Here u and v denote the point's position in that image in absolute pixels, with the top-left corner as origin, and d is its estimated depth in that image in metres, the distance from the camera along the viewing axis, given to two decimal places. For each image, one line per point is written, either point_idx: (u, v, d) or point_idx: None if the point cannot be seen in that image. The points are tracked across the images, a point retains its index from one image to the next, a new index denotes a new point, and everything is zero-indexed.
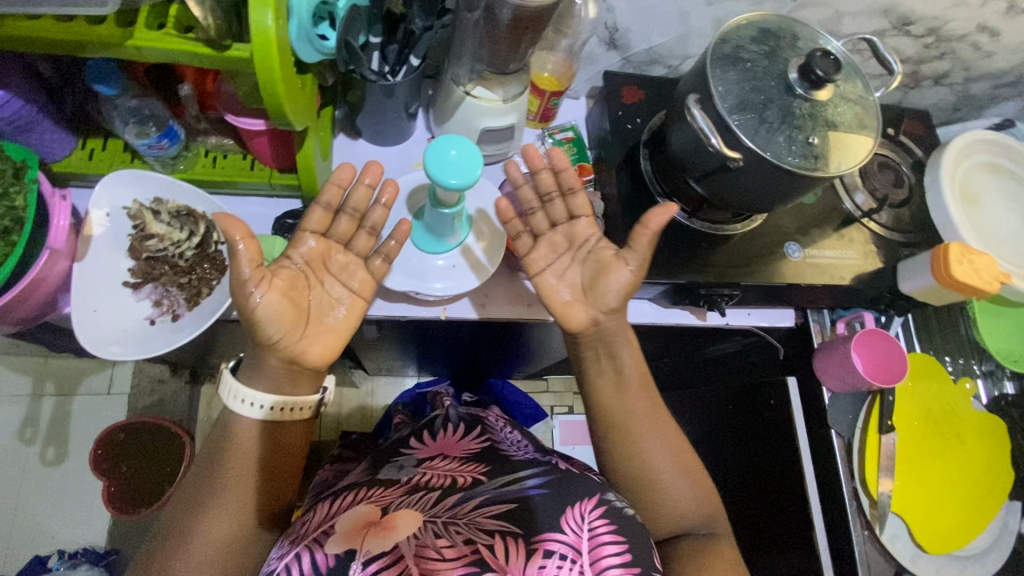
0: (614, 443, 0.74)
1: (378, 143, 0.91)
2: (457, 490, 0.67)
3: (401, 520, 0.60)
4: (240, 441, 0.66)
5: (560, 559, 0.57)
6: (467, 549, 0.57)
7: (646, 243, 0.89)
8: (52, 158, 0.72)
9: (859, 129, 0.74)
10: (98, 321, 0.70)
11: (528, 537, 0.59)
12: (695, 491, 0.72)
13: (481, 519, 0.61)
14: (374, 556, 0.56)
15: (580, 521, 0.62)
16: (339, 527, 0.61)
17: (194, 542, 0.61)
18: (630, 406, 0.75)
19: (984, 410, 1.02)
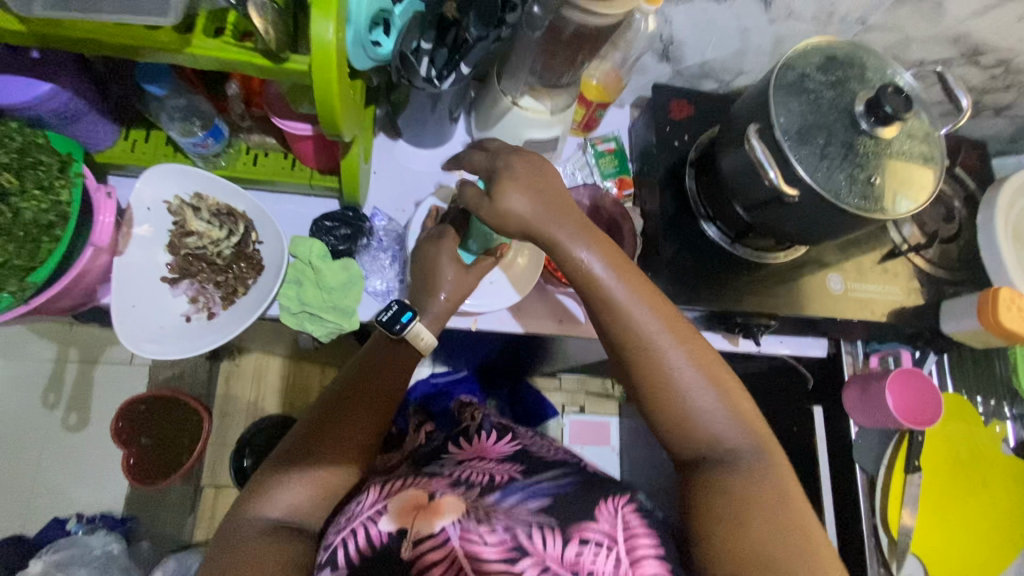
0: (633, 360, 0.62)
1: (416, 144, 0.89)
2: (494, 486, 0.65)
3: (447, 503, 0.61)
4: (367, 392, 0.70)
5: (596, 547, 0.58)
6: (506, 536, 0.58)
7: (684, 265, 0.87)
8: (95, 148, 0.71)
9: (923, 169, 0.71)
10: (135, 315, 0.70)
11: (563, 528, 0.59)
12: (730, 411, 0.61)
13: (519, 511, 0.61)
14: (424, 537, 0.59)
15: (615, 512, 0.62)
16: (390, 504, 0.62)
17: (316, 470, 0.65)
18: (646, 372, 0.62)
19: (1012, 455, 1.00)
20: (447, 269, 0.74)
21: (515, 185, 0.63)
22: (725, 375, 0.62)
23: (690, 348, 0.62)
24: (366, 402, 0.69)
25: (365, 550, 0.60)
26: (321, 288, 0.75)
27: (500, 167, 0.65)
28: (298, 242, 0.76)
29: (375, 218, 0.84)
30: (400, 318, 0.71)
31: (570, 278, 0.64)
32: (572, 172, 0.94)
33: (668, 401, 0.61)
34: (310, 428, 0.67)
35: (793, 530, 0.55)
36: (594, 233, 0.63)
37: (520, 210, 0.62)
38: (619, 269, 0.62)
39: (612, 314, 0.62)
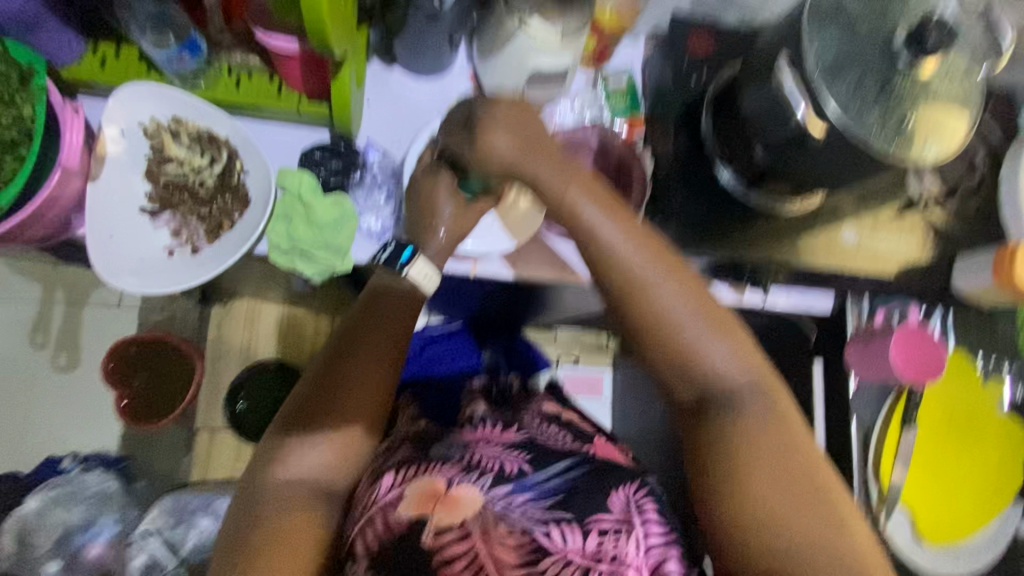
0: (624, 299, 0.60)
1: (412, 71, 0.82)
2: (505, 480, 0.66)
3: (467, 496, 0.64)
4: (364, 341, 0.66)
5: (613, 534, 0.62)
6: (527, 538, 0.61)
7: (694, 212, 0.82)
8: (60, 62, 0.64)
9: (958, 112, 0.66)
10: (115, 248, 0.66)
11: (581, 520, 0.62)
12: (735, 356, 0.60)
13: (533, 509, 0.63)
14: (445, 529, 0.61)
15: (629, 499, 0.66)
16: (410, 492, 0.65)
17: (321, 433, 0.66)
18: (637, 319, 0.60)
19: (1007, 414, 0.99)
20: (447, 204, 0.70)
21: (500, 127, 0.60)
22: (727, 320, 0.61)
23: (681, 289, 0.60)
24: (378, 362, 0.66)
25: (386, 536, 0.63)
26: (311, 224, 0.71)
27: (479, 109, 0.61)
28: (286, 174, 0.71)
29: (369, 150, 0.78)
30: (400, 256, 0.68)
31: (562, 223, 0.62)
32: (581, 109, 0.89)
33: (671, 355, 0.60)
34: (323, 387, 0.65)
35: (806, 474, 0.55)
36: (583, 178, 0.61)
37: (506, 151, 0.60)
38: (608, 208, 0.60)
39: (608, 262, 0.60)
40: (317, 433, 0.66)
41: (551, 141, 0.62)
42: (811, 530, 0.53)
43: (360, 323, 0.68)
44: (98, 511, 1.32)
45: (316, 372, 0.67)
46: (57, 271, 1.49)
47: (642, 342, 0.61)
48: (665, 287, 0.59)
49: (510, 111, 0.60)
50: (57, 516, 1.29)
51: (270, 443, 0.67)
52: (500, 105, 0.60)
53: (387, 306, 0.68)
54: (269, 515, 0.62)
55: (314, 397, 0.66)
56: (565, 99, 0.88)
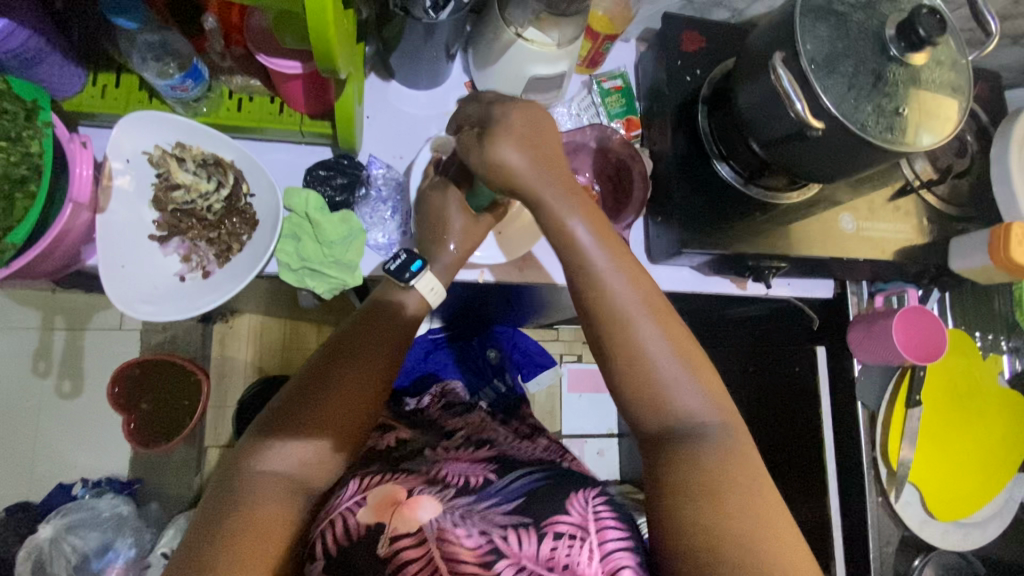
0: (593, 310, 0.60)
1: (411, 84, 0.83)
2: (468, 491, 0.63)
3: (426, 500, 0.60)
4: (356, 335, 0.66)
5: (569, 539, 0.57)
6: (483, 539, 0.57)
7: (696, 208, 0.83)
8: (63, 95, 0.65)
9: (950, 98, 0.68)
10: (127, 276, 0.67)
11: (538, 523, 0.58)
12: (705, 395, 0.59)
13: (495, 513, 0.59)
14: (400, 535, 0.58)
15: (586, 504, 0.60)
16: (371, 497, 0.62)
17: (307, 424, 0.62)
18: (617, 330, 0.59)
19: (1006, 386, 1.03)
20: (456, 219, 0.71)
21: (510, 138, 0.58)
22: (701, 362, 0.60)
23: (657, 318, 0.60)
24: (372, 360, 0.65)
25: (344, 542, 0.59)
26: (320, 242, 0.72)
27: (494, 115, 0.60)
28: (291, 193, 0.72)
29: (372, 165, 0.79)
30: (409, 267, 0.69)
31: (553, 241, 0.62)
32: (577, 114, 0.90)
33: (639, 371, 0.59)
34: (316, 377, 0.64)
35: (769, 529, 0.51)
36: (586, 201, 0.61)
37: (513, 163, 0.58)
38: (605, 239, 0.60)
39: (590, 288, 0.60)
40: (308, 422, 0.62)
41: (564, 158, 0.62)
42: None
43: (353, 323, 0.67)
44: (114, 535, 1.33)
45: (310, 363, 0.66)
46: (57, 298, 1.48)
47: (612, 360, 0.60)
48: (641, 317, 0.59)
49: (523, 127, 0.59)
50: (67, 544, 1.28)
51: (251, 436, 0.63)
52: (514, 113, 0.60)
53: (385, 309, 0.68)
54: (242, 502, 0.57)
55: (303, 388, 0.63)
56: (561, 103, 0.89)
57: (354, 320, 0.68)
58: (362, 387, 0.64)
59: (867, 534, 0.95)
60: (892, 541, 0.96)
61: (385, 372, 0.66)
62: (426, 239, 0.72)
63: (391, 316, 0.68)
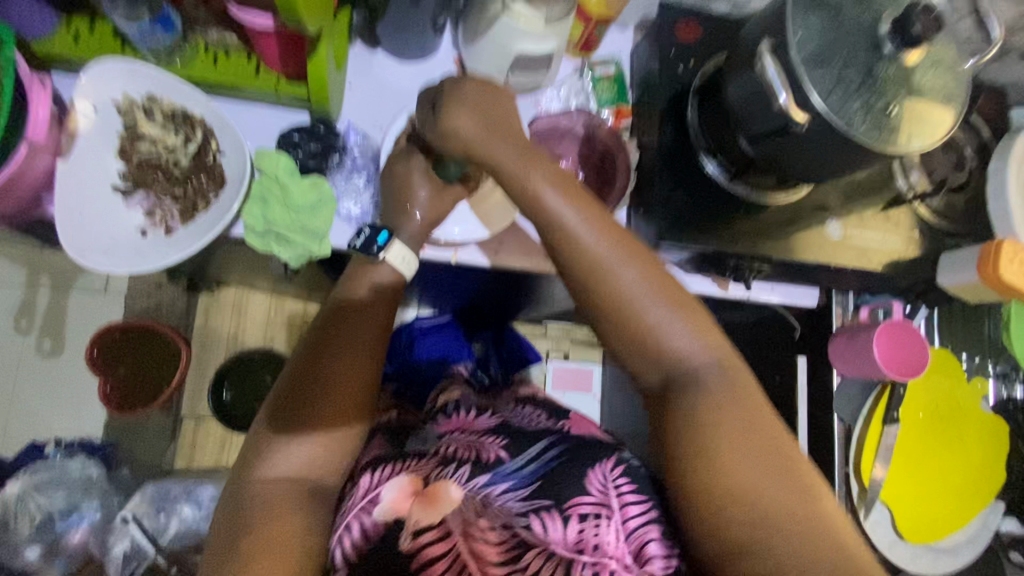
0: (575, 274, 0.59)
1: (397, 54, 0.81)
2: (484, 469, 0.64)
3: (444, 492, 0.60)
4: (334, 326, 0.66)
5: (594, 520, 0.58)
6: (507, 534, 0.58)
7: (679, 202, 0.81)
8: (31, 36, 0.64)
9: (943, 103, 0.65)
10: (85, 227, 0.65)
11: (559, 506, 0.59)
12: (696, 337, 0.58)
13: (512, 502, 0.61)
14: (422, 529, 0.58)
15: (604, 481, 0.61)
16: (386, 495, 0.61)
17: (298, 431, 0.63)
18: (601, 294, 0.58)
19: (989, 411, 1.00)
20: (424, 188, 0.70)
21: (461, 107, 0.60)
22: (689, 305, 0.59)
23: (642, 272, 0.58)
24: (356, 352, 0.65)
25: (364, 544, 0.60)
26: (289, 207, 0.70)
27: (445, 87, 0.62)
28: (263, 155, 0.70)
29: (350, 134, 0.77)
30: (376, 240, 0.67)
31: (527, 214, 0.60)
32: (566, 98, 0.88)
33: (632, 339, 0.58)
34: (302, 380, 0.64)
35: (771, 449, 0.53)
36: (550, 164, 0.60)
37: (465, 131, 0.60)
38: (575, 199, 0.58)
39: (570, 248, 0.58)
40: (298, 430, 0.63)
41: (519, 129, 0.61)
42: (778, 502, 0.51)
43: (332, 314, 0.67)
44: (80, 498, 1.31)
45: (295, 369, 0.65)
46: (43, 256, 1.47)
47: (607, 330, 0.59)
48: (620, 266, 0.58)
49: (475, 91, 0.60)
50: (33, 502, 1.27)
51: (248, 454, 0.64)
52: (467, 87, 0.61)
53: (362, 296, 0.67)
54: (252, 523, 0.58)
55: (291, 395, 0.64)
56: (551, 86, 0.88)
57: (330, 310, 0.67)
58: (342, 383, 0.64)
59: None
60: None
61: (369, 364, 0.66)
62: (396, 210, 0.70)
63: (367, 297, 0.67)
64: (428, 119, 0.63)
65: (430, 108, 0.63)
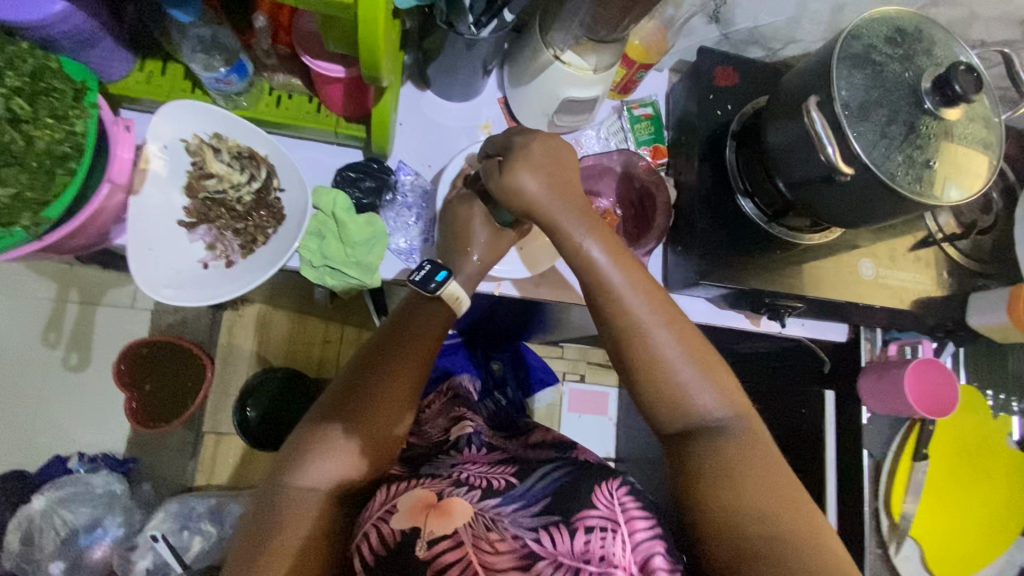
0: (611, 329, 0.62)
1: (446, 95, 0.84)
2: (490, 489, 0.61)
3: (459, 507, 0.58)
4: (382, 344, 0.67)
5: (601, 532, 0.56)
6: (517, 543, 0.56)
7: (715, 240, 0.83)
8: (109, 77, 0.67)
9: (981, 156, 0.68)
10: (153, 260, 0.68)
11: (568, 520, 0.56)
12: (718, 395, 0.60)
13: (522, 516, 0.58)
14: (437, 539, 0.56)
15: (611, 496, 0.58)
16: (400, 504, 0.59)
17: (341, 441, 0.63)
18: (647, 348, 0.60)
19: (1016, 448, 1.01)
20: (481, 232, 0.72)
21: (527, 165, 0.61)
22: (715, 363, 0.62)
23: (675, 327, 0.61)
24: (406, 373, 0.66)
25: (381, 551, 0.58)
26: (344, 243, 0.72)
27: (516, 146, 0.64)
28: (320, 192, 0.72)
29: (401, 171, 0.80)
30: (434, 277, 0.68)
31: (569, 264, 0.63)
32: (606, 138, 0.91)
33: (656, 387, 0.60)
34: (350, 394, 0.65)
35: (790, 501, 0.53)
36: (596, 220, 0.62)
37: (529, 189, 0.61)
38: (619, 257, 0.61)
39: (609, 301, 0.61)
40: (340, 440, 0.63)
41: (577, 193, 0.63)
42: (794, 538, 0.51)
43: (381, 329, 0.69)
44: (103, 513, 1.34)
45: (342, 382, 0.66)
46: (73, 271, 1.50)
47: (633, 382, 0.61)
48: (654, 326, 0.60)
49: (541, 153, 0.62)
50: (58, 517, 1.30)
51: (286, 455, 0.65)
52: (535, 144, 0.63)
53: (416, 318, 0.68)
54: (282, 522, 0.60)
55: (335, 409, 0.64)
56: (592, 126, 0.91)
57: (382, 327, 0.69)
58: (389, 397, 0.65)
59: None
60: None
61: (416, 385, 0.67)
62: (452, 247, 0.72)
63: (412, 321, 0.68)
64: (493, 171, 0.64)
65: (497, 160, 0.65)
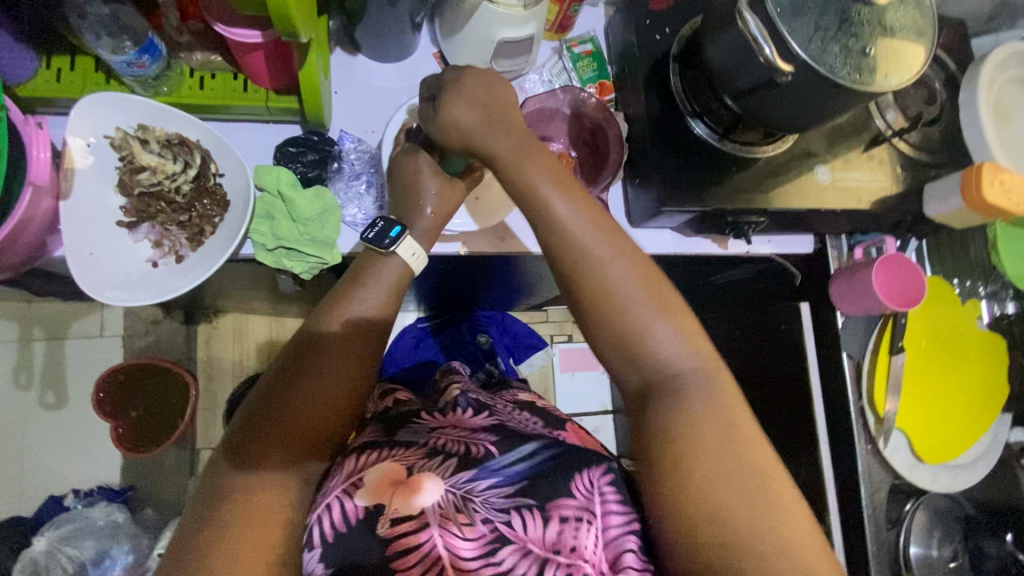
0: (564, 268, 0.61)
1: (378, 56, 0.81)
2: (469, 464, 0.64)
3: (428, 480, 0.61)
4: (333, 315, 0.66)
5: (575, 522, 0.60)
6: (485, 529, 0.59)
7: (672, 167, 0.83)
8: (14, 81, 0.64)
9: (916, 39, 0.68)
10: (98, 264, 0.65)
11: (542, 506, 0.61)
12: (680, 337, 0.60)
13: (494, 495, 0.62)
14: (401, 517, 0.59)
15: (591, 485, 0.63)
16: (368, 480, 0.63)
17: (293, 408, 0.61)
18: (599, 282, 0.60)
19: (985, 330, 1.05)
20: (431, 183, 0.70)
21: (462, 100, 0.61)
22: (673, 300, 0.62)
23: (629, 263, 0.61)
24: (358, 340, 0.66)
25: (342, 528, 0.60)
26: (295, 220, 0.70)
27: (447, 83, 0.62)
28: (262, 171, 0.70)
29: (344, 140, 0.77)
30: (388, 233, 0.68)
31: (518, 200, 0.63)
32: (549, 79, 0.91)
33: (612, 322, 0.60)
34: (302, 363, 0.63)
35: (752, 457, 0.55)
36: (546, 155, 0.62)
37: (464, 122, 0.61)
38: (564, 187, 0.61)
39: (558, 238, 0.61)
40: (293, 409, 0.61)
41: (524, 129, 0.63)
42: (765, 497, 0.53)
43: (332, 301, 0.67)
44: (109, 543, 1.28)
45: (291, 351, 0.65)
46: (31, 307, 1.44)
47: (586, 316, 0.62)
48: (610, 260, 0.60)
49: (474, 88, 0.61)
50: (64, 554, 1.23)
51: (233, 429, 0.61)
52: (466, 79, 0.62)
53: (367, 294, 0.68)
54: (235, 493, 0.57)
55: (285, 376, 0.63)
56: (533, 71, 0.91)
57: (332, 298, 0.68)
58: (342, 362, 0.64)
59: (859, 482, 0.97)
60: (884, 487, 0.98)
61: (370, 351, 0.66)
62: (406, 205, 0.71)
63: (364, 296, 0.68)
64: (429, 113, 0.64)
65: (430, 103, 0.64)
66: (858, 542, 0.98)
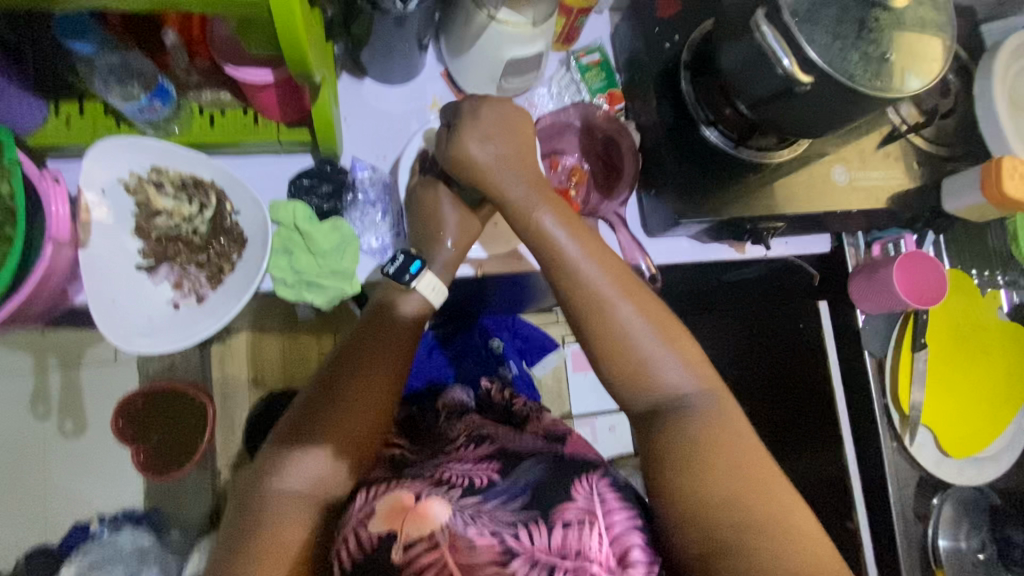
0: (575, 306, 0.61)
1: (386, 80, 0.80)
2: (476, 489, 0.60)
3: (434, 502, 0.56)
4: (352, 346, 0.67)
5: (578, 525, 0.56)
6: (496, 539, 0.55)
7: (687, 175, 0.82)
8: (26, 130, 0.63)
9: (934, 38, 0.67)
10: (121, 311, 0.65)
11: (546, 513, 0.57)
12: (687, 368, 0.60)
13: (502, 511, 0.57)
14: (415, 540, 0.54)
15: (590, 488, 0.60)
16: (378, 508, 0.58)
17: (315, 438, 0.63)
18: (602, 297, 0.61)
19: (1006, 319, 1.05)
20: (451, 215, 0.71)
21: (473, 135, 0.65)
22: (679, 333, 0.62)
23: (636, 302, 0.61)
24: (377, 367, 0.66)
25: (359, 556, 0.56)
26: (314, 253, 0.70)
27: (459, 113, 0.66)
28: (275, 208, 0.69)
29: (357, 168, 0.76)
30: (408, 269, 0.69)
31: (527, 240, 0.64)
32: (558, 93, 0.90)
33: (613, 350, 0.60)
34: (324, 395, 0.65)
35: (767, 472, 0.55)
36: (550, 196, 0.64)
37: (480, 159, 0.65)
38: (574, 229, 0.62)
39: (563, 276, 0.62)
40: (314, 441, 0.63)
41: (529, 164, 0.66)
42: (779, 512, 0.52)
43: (351, 333, 0.69)
44: None
45: (316, 386, 0.66)
46: (45, 337, 1.43)
47: (594, 350, 0.61)
48: (617, 302, 0.60)
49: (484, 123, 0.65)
50: None
51: (263, 462, 0.64)
52: (491, 76, 0.61)
53: (382, 325, 0.68)
54: (263, 525, 0.59)
55: (309, 411, 0.64)
56: (541, 83, 0.90)
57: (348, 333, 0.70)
58: (362, 389, 0.65)
59: (885, 479, 0.97)
60: (910, 483, 0.98)
61: (391, 381, 0.67)
62: (425, 232, 0.71)
63: (379, 327, 0.68)
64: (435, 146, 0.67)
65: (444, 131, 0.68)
66: (885, 537, 0.98)
